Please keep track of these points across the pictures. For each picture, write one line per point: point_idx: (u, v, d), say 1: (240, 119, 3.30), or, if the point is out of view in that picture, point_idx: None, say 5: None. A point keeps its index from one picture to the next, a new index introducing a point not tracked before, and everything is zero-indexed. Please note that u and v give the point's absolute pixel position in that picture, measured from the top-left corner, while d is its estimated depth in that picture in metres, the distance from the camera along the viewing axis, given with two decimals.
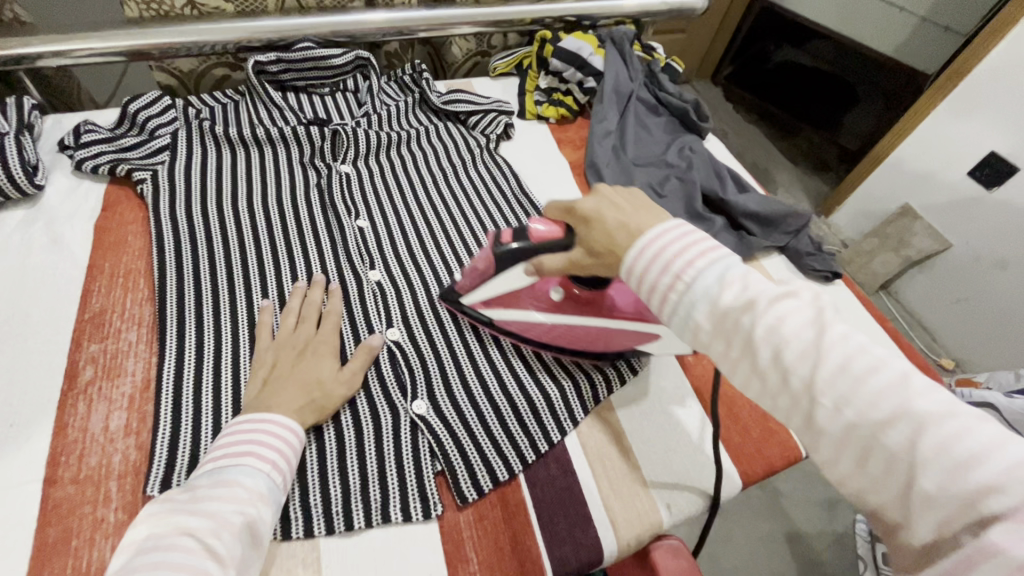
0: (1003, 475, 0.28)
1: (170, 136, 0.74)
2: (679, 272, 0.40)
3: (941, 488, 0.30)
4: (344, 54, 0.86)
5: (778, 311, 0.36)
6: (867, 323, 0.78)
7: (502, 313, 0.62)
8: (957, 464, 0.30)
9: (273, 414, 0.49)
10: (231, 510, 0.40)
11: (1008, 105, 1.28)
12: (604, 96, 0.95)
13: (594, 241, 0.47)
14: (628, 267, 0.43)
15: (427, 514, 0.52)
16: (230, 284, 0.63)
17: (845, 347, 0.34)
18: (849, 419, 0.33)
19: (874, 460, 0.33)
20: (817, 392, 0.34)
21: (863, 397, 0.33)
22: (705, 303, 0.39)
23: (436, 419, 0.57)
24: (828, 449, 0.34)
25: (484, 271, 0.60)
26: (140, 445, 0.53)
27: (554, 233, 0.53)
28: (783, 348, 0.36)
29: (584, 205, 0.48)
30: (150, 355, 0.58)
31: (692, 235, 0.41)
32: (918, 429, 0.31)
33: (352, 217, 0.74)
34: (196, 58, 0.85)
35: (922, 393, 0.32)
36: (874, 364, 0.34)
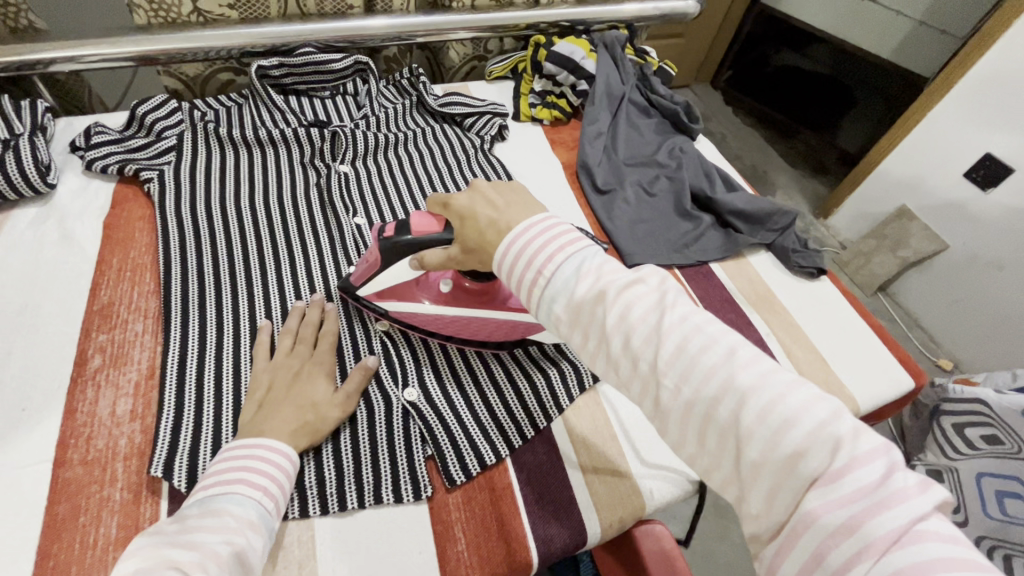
0: (807, 439, 0.32)
1: (176, 138, 0.78)
2: (541, 268, 0.42)
3: (764, 456, 0.33)
4: (344, 58, 0.89)
5: (625, 299, 0.38)
6: (853, 318, 0.80)
7: (397, 305, 0.63)
8: (774, 432, 0.32)
9: (265, 439, 0.50)
10: (219, 541, 0.40)
11: (1002, 108, 1.30)
12: (595, 99, 0.98)
13: (467, 238, 0.49)
14: (499, 263, 0.44)
15: (417, 495, 0.54)
16: (232, 279, 0.66)
17: (682, 328, 0.36)
18: (687, 398, 0.35)
19: (710, 434, 0.35)
20: (658, 373, 0.36)
21: (697, 375, 0.35)
22: (564, 297, 0.41)
23: (427, 406, 0.59)
24: (674, 428, 0.36)
25: (372, 265, 0.60)
26: (145, 429, 0.55)
27: (433, 227, 0.55)
28: (631, 333, 0.38)
29: (459, 201, 0.50)
30: (155, 345, 0.61)
31: (553, 229, 0.43)
32: (741, 403, 0.34)
33: (350, 214, 0.76)
34: (201, 62, 0.89)
35: (744, 366, 0.35)
36: (705, 344, 0.36)
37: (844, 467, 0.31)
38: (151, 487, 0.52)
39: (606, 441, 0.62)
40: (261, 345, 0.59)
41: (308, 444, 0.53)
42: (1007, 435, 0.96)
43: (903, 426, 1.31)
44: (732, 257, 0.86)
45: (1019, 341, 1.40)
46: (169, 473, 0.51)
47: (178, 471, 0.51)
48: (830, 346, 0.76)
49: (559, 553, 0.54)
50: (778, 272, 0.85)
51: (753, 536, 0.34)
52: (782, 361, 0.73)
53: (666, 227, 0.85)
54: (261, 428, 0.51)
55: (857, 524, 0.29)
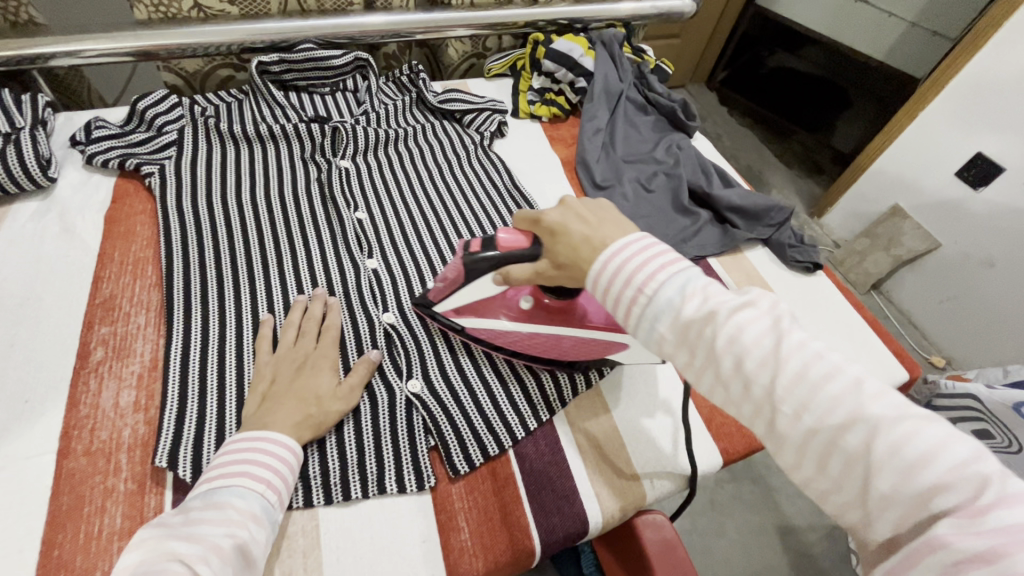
0: (948, 473, 0.30)
1: (177, 133, 0.78)
2: (641, 287, 0.41)
3: (895, 488, 0.31)
4: (344, 55, 0.90)
5: (738, 321, 0.37)
6: (848, 313, 0.81)
7: (474, 321, 0.61)
8: (908, 465, 0.31)
9: (269, 431, 0.50)
10: (220, 534, 0.41)
11: (993, 107, 1.32)
12: (594, 96, 0.99)
13: (558, 254, 0.48)
14: (593, 279, 0.44)
15: (421, 485, 0.54)
16: (234, 272, 0.66)
17: (803, 354, 0.36)
18: (810, 426, 0.35)
19: (833, 462, 0.34)
20: (776, 399, 0.36)
21: (821, 403, 0.34)
22: (668, 316, 0.40)
23: (431, 397, 0.60)
24: (791, 455, 0.36)
25: (454, 281, 0.58)
26: (149, 420, 0.55)
27: (520, 241, 0.52)
28: (745, 357, 0.37)
29: (550, 216, 0.49)
30: (158, 338, 0.61)
31: (653, 248, 0.43)
32: (872, 434, 0.32)
33: (351, 209, 0.77)
34: (201, 58, 0.89)
35: (873, 397, 0.34)
36: (829, 371, 0.35)
37: (991, 504, 0.29)
38: (155, 477, 0.52)
39: (609, 435, 0.62)
40: (262, 340, 0.59)
41: (313, 437, 0.53)
42: (999, 431, 0.99)
43: None
44: (729, 252, 0.87)
45: (1009, 338, 1.42)
46: (174, 463, 0.51)
47: (182, 461, 0.52)
48: (827, 341, 0.77)
49: (561, 540, 0.55)
50: (775, 267, 0.86)
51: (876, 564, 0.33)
52: None
53: (663, 222, 0.86)
54: (263, 423, 0.51)
55: (997, 554, 0.27)
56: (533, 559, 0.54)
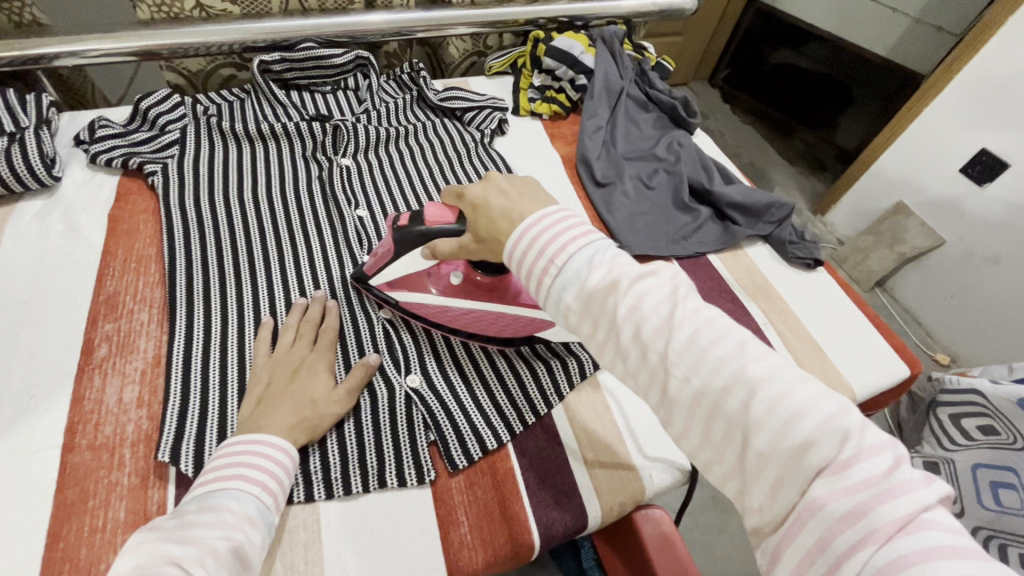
0: (817, 430, 0.31)
1: (180, 131, 0.79)
2: (553, 257, 0.41)
3: (771, 447, 0.32)
4: (345, 53, 0.90)
5: (637, 290, 0.38)
6: (849, 309, 0.81)
7: (407, 296, 0.64)
8: (783, 424, 0.32)
9: (265, 433, 0.50)
10: (216, 536, 0.40)
11: (998, 103, 1.31)
12: (595, 93, 0.99)
13: (478, 227, 0.49)
14: (510, 252, 0.44)
15: (421, 479, 0.55)
16: (236, 270, 0.67)
17: (694, 320, 0.36)
18: (697, 389, 0.35)
19: (717, 425, 0.35)
20: (668, 364, 0.36)
21: (708, 366, 0.35)
22: (575, 286, 0.40)
23: (429, 392, 0.60)
24: (681, 420, 0.36)
25: (386, 253, 0.61)
26: (152, 415, 0.56)
27: (444, 215, 0.55)
28: (642, 325, 0.37)
29: (473, 191, 0.49)
30: (161, 334, 0.62)
31: (564, 219, 0.43)
32: (752, 395, 0.33)
33: (352, 207, 0.77)
34: (203, 58, 0.89)
35: (754, 359, 0.35)
36: (717, 336, 0.35)
37: (852, 458, 0.30)
38: (158, 472, 0.53)
39: (610, 432, 0.63)
40: (261, 340, 0.60)
41: (307, 441, 0.53)
42: (1004, 426, 0.97)
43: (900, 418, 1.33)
44: (730, 249, 0.87)
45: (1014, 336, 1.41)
46: (176, 459, 0.52)
47: (184, 457, 0.52)
48: (827, 337, 0.77)
49: (561, 535, 0.55)
50: (775, 262, 0.86)
51: (755, 526, 0.34)
52: (780, 350, 0.74)
53: (664, 220, 0.86)
54: (259, 424, 0.51)
55: (862, 511, 0.29)
56: (533, 554, 0.54)
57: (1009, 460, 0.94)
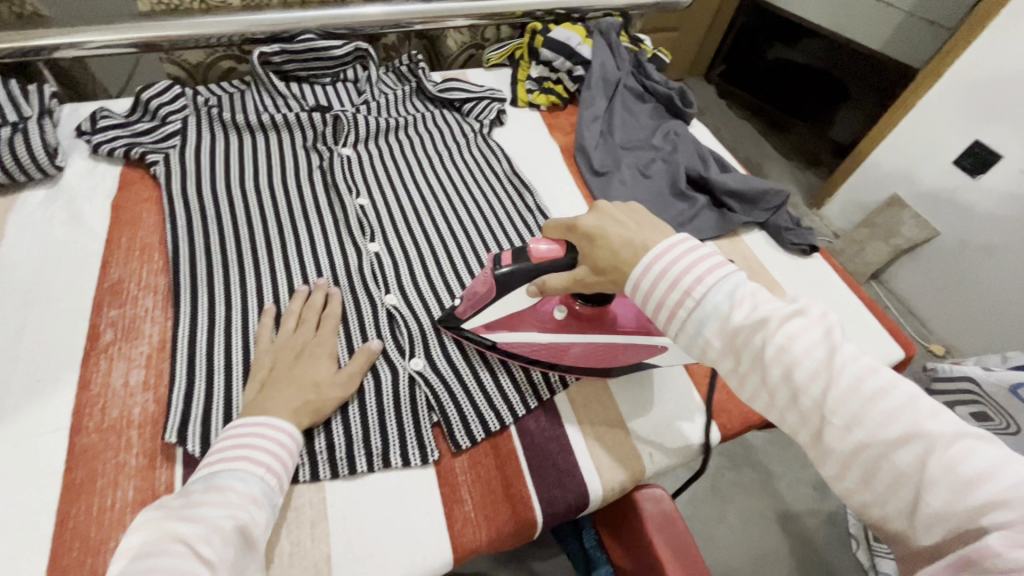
0: (1006, 492, 0.31)
1: (181, 122, 0.79)
2: (689, 289, 0.43)
3: (946, 504, 0.32)
4: (344, 45, 0.91)
5: (790, 331, 0.38)
6: (845, 296, 0.82)
7: (507, 336, 0.62)
8: (962, 482, 0.32)
9: (269, 415, 0.51)
10: (221, 515, 0.41)
11: (988, 96, 1.33)
12: (592, 83, 1.00)
13: (597, 258, 0.49)
14: (635, 282, 0.46)
15: (425, 459, 0.56)
16: (238, 257, 0.68)
17: (856, 368, 0.37)
18: (860, 439, 0.36)
19: (882, 475, 0.35)
20: (826, 410, 0.37)
21: (875, 418, 0.35)
22: (715, 322, 0.42)
23: (433, 375, 0.61)
24: (836, 465, 0.37)
25: (487, 293, 0.57)
26: (158, 399, 0.57)
27: (557, 251, 0.53)
28: (795, 368, 0.38)
29: (587, 222, 0.51)
30: (165, 320, 0.62)
31: (698, 250, 0.44)
32: (928, 450, 0.34)
33: (353, 195, 0.78)
34: (203, 49, 0.90)
35: (929, 416, 0.35)
36: (883, 387, 0.36)
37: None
38: (165, 452, 0.54)
39: (612, 421, 0.63)
40: (263, 325, 0.60)
41: (311, 423, 0.53)
42: (997, 413, 1.00)
43: None
44: (727, 235, 0.88)
45: (1006, 325, 1.43)
46: (183, 439, 0.53)
47: (191, 437, 0.53)
48: None
49: (563, 512, 0.56)
50: (773, 250, 0.87)
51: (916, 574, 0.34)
52: None
53: (661, 207, 0.88)
54: (263, 404, 0.52)
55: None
56: (535, 531, 0.55)
57: None
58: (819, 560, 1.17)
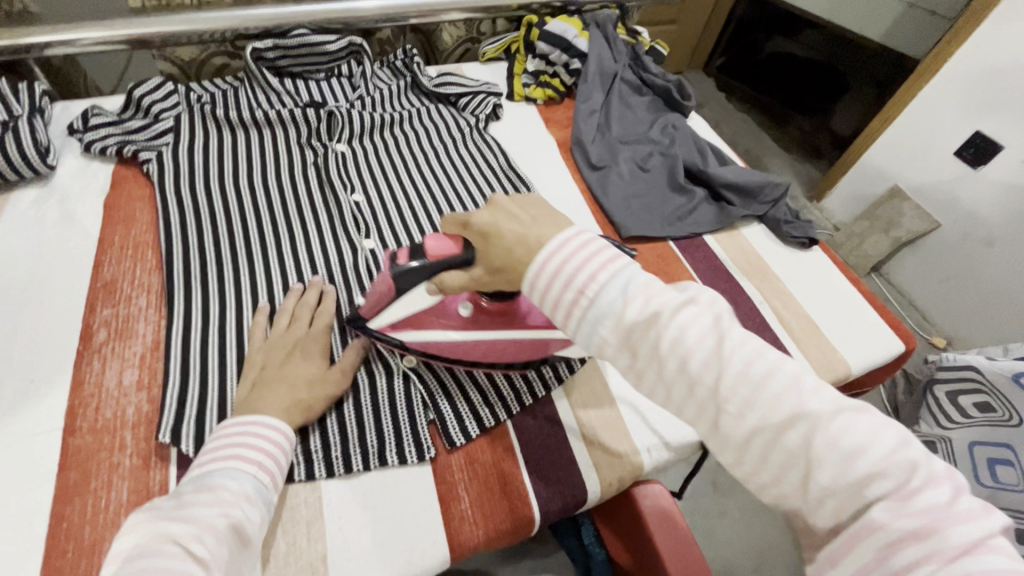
0: (882, 462, 0.31)
1: (173, 119, 0.78)
2: (583, 287, 0.40)
3: (834, 480, 0.32)
4: (337, 40, 0.90)
5: (680, 322, 0.37)
6: (844, 287, 0.82)
7: (414, 335, 0.58)
8: (845, 457, 0.32)
9: (260, 413, 0.50)
10: (214, 514, 0.41)
11: (989, 86, 1.32)
12: (589, 76, 0.99)
13: (492, 256, 0.46)
14: (530, 282, 0.42)
15: (421, 456, 0.55)
16: (233, 256, 0.67)
17: (742, 354, 0.36)
18: (752, 425, 0.35)
19: (773, 459, 0.34)
20: (720, 400, 0.36)
21: (764, 402, 0.35)
22: (611, 318, 0.39)
23: (428, 372, 0.61)
24: (734, 454, 0.36)
25: (387, 294, 0.55)
26: (152, 398, 0.56)
27: (450, 247, 0.51)
28: (687, 358, 0.36)
29: (480, 217, 0.47)
30: (159, 319, 0.62)
31: (592, 243, 0.41)
32: (812, 430, 0.33)
33: (348, 191, 0.77)
34: (196, 46, 0.89)
35: (811, 394, 0.34)
36: (769, 369, 0.35)
37: (920, 487, 0.30)
38: (159, 452, 0.53)
39: (609, 419, 0.62)
40: (257, 320, 0.60)
41: (304, 422, 0.53)
42: (1000, 404, 0.99)
43: (897, 399, 1.35)
44: (725, 229, 0.87)
45: (1007, 316, 1.42)
46: (177, 439, 0.52)
47: (185, 437, 0.53)
48: (823, 316, 0.77)
49: (560, 510, 0.56)
50: (771, 243, 0.86)
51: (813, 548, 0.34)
52: (777, 330, 0.74)
53: (660, 201, 0.87)
54: (257, 402, 0.51)
55: (930, 530, 0.29)
56: (533, 527, 0.55)
57: (1006, 437, 0.96)
58: None
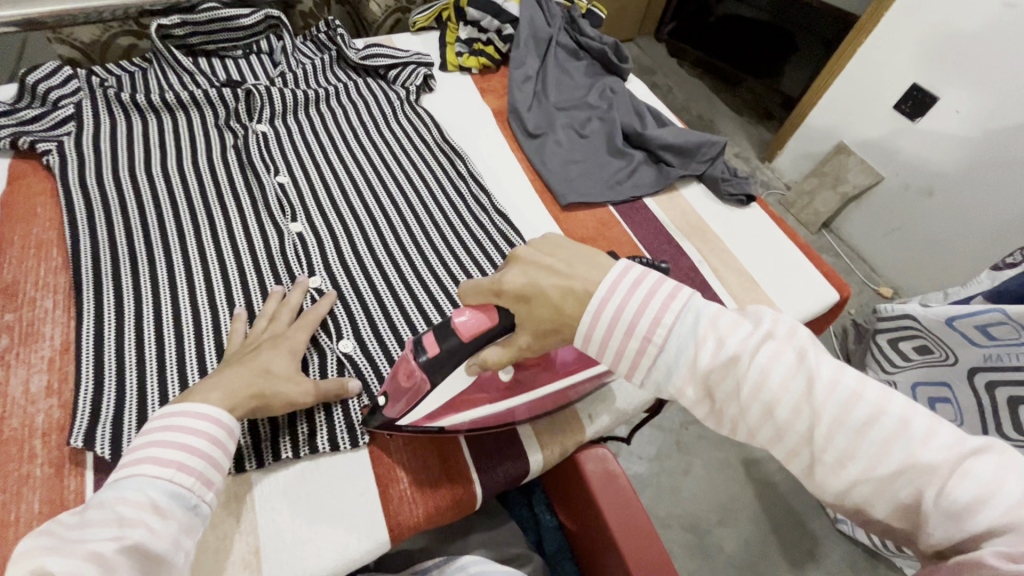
0: (1006, 515, 0.31)
1: (74, 106, 0.72)
2: (648, 334, 0.42)
3: (949, 532, 0.33)
4: (252, 13, 0.85)
5: (761, 364, 0.38)
6: (785, 244, 0.83)
7: (456, 418, 0.53)
8: (962, 511, 0.32)
9: (188, 403, 0.46)
10: (106, 538, 0.37)
11: (921, 39, 1.35)
12: (522, 41, 0.96)
13: (539, 318, 0.45)
14: (586, 334, 0.44)
15: (355, 442, 0.54)
16: (148, 248, 0.63)
17: (838, 398, 0.36)
18: (853, 475, 0.35)
19: (881, 503, 0.35)
20: (817, 449, 0.37)
21: (865, 454, 0.35)
22: (685, 363, 0.41)
23: (363, 358, 0.59)
24: (833, 498, 0.37)
25: (417, 389, 0.49)
26: (63, 403, 0.53)
27: (485, 321, 0.47)
28: (776, 405, 0.37)
29: (512, 281, 0.46)
30: (68, 320, 0.58)
31: (647, 292, 0.42)
32: (924, 482, 0.34)
33: (272, 173, 0.74)
34: (95, 24, 0.82)
35: (921, 443, 0.34)
36: (872, 413, 0.36)
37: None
38: (73, 459, 0.50)
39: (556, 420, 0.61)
40: (235, 324, 0.58)
41: (253, 411, 0.49)
42: (936, 345, 1.04)
43: (849, 349, 1.40)
44: (665, 191, 0.87)
45: (948, 263, 1.48)
46: (91, 443, 0.49)
47: (100, 439, 0.50)
48: (764, 273, 0.78)
49: (501, 481, 0.56)
50: (711, 203, 0.87)
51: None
52: (714, 285, 0.75)
53: (599, 166, 0.86)
54: (197, 390, 0.48)
55: None
56: (475, 501, 0.55)
57: (944, 375, 1.03)
58: (783, 504, 1.20)
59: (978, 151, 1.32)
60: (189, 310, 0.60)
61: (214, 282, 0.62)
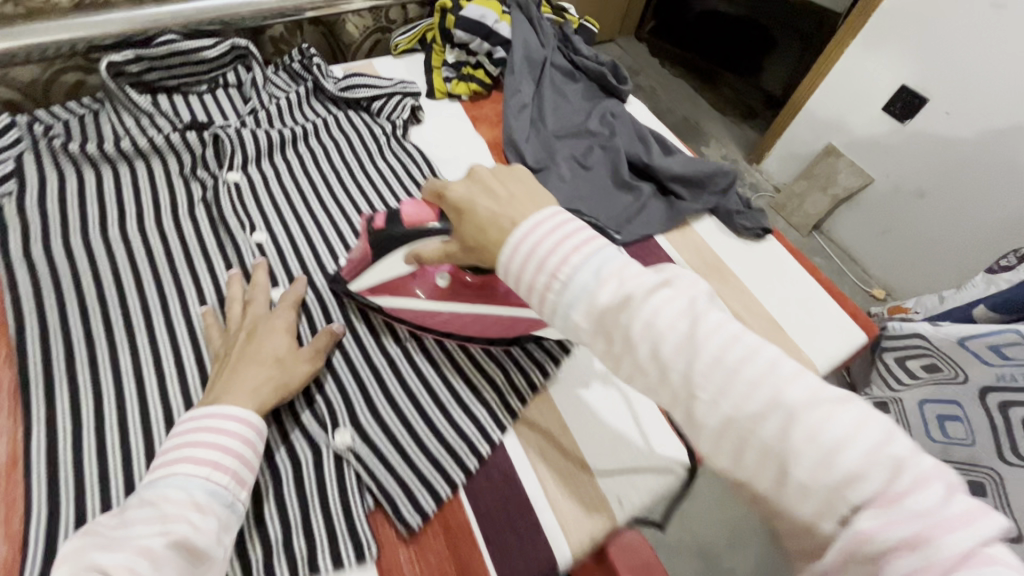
0: (863, 461, 0.28)
1: (15, 161, 0.63)
2: (554, 272, 0.37)
3: (814, 478, 0.29)
4: (217, 45, 0.77)
5: (655, 305, 0.34)
6: (803, 278, 0.78)
7: (390, 301, 0.60)
8: (826, 454, 0.29)
9: (217, 404, 0.44)
10: (152, 533, 0.35)
11: (911, 41, 1.32)
12: (514, 66, 0.89)
13: (466, 235, 0.44)
14: (504, 266, 0.40)
15: (361, 557, 0.47)
16: (109, 330, 0.55)
17: (722, 338, 0.33)
18: (726, 413, 0.31)
19: (751, 452, 0.31)
20: (695, 387, 0.32)
21: (737, 391, 0.31)
22: (583, 304, 0.36)
23: (363, 447, 0.52)
24: (709, 444, 0.33)
25: (362, 261, 0.59)
26: (9, 535, 0.44)
27: (427, 214, 0.53)
28: (661, 344, 0.33)
29: (455, 191, 0.45)
30: (13, 428, 0.49)
31: (566, 226, 0.39)
32: (789, 420, 0.30)
33: (247, 231, 0.66)
34: (36, 63, 0.73)
35: (791, 380, 0.31)
36: (749, 353, 0.32)
37: (905, 490, 0.27)
38: None
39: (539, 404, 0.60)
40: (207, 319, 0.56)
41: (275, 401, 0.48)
42: (947, 363, 1.00)
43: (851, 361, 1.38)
44: (677, 226, 0.81)
45: (941, 265, 1.44)
46: None
47: None
48: (784, 312, 0.73)
49: None
50: (724, 235, 0.81)
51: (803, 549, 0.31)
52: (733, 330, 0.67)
53: (607, 203, 0.80)
54: (221, 392, 0.46)
55: (921, 539, 0.26)
56: None
57: (955, 395, 0.96)
58: None
59: (971, 152, 1.30)
60: (160, 405, 0.52)
61: (188, 368, 0.54)
